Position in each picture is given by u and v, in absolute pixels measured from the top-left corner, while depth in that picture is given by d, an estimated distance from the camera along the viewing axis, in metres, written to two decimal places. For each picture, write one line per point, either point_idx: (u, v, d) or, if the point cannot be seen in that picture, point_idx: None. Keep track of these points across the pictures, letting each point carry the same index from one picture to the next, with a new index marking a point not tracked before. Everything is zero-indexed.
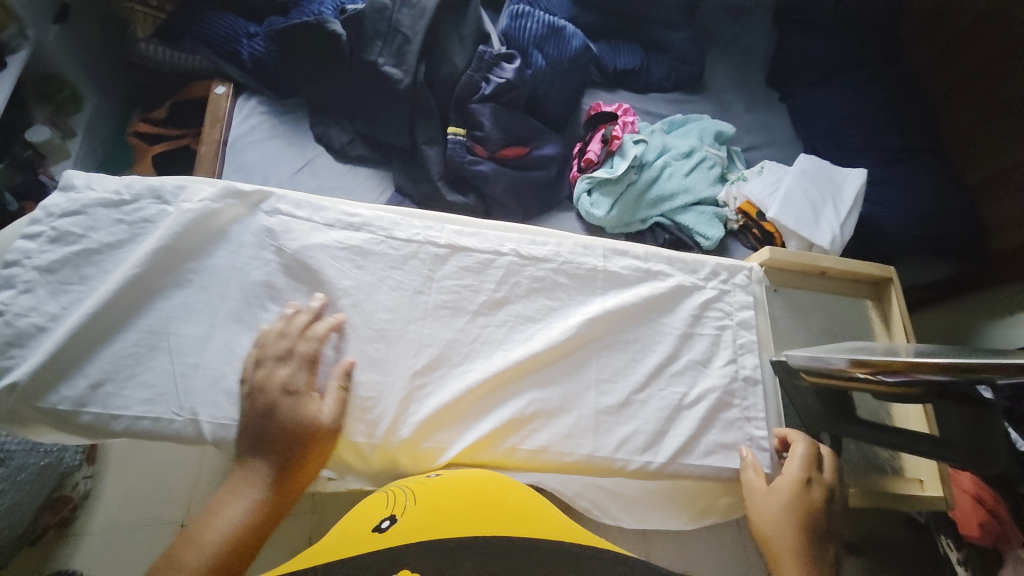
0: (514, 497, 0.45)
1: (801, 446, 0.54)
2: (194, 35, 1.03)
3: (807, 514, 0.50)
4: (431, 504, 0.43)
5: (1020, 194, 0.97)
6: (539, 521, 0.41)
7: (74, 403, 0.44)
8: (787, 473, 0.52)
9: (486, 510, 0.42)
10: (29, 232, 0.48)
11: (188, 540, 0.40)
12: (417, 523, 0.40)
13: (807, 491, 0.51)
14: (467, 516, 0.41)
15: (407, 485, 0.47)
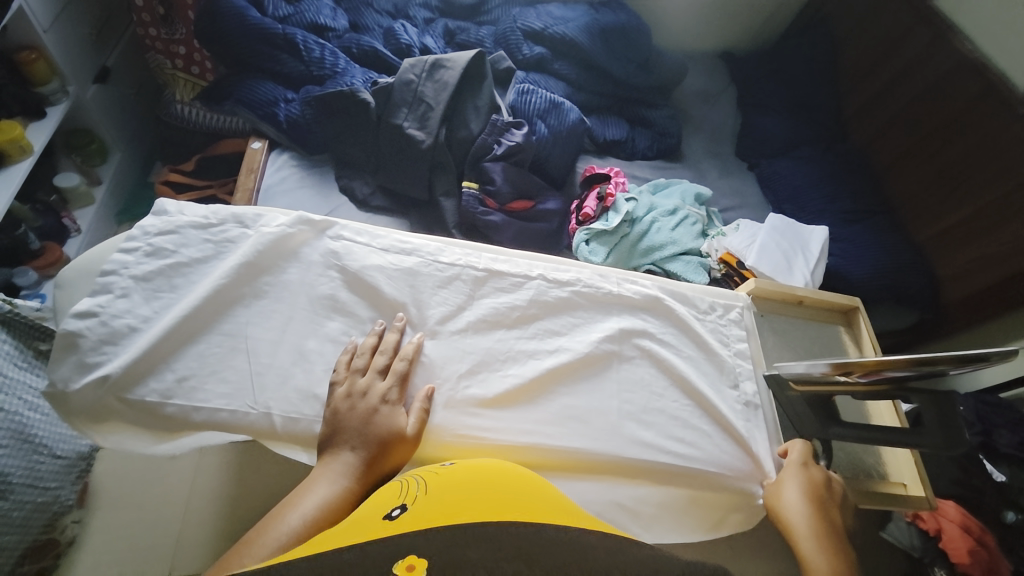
0: (527, 490, 0.43)
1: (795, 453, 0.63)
2: (235, 99, 1.13)
3: (818, 494, 0.59)
4: (442, 496, 0.41)
5: (966, 248, 1.11)
6: (555, 513, 0.39)
7: (160, 395, 0.50)
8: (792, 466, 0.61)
9: (496, 499, 0.40)
10: (127, 247, 0.56)
11: (286, 506, 0.46)
12: (428, 511, 0.38)
13: (815, 490, 0.60)
14: (476, 505, 0.39)
15: (420, 477, 0.46)
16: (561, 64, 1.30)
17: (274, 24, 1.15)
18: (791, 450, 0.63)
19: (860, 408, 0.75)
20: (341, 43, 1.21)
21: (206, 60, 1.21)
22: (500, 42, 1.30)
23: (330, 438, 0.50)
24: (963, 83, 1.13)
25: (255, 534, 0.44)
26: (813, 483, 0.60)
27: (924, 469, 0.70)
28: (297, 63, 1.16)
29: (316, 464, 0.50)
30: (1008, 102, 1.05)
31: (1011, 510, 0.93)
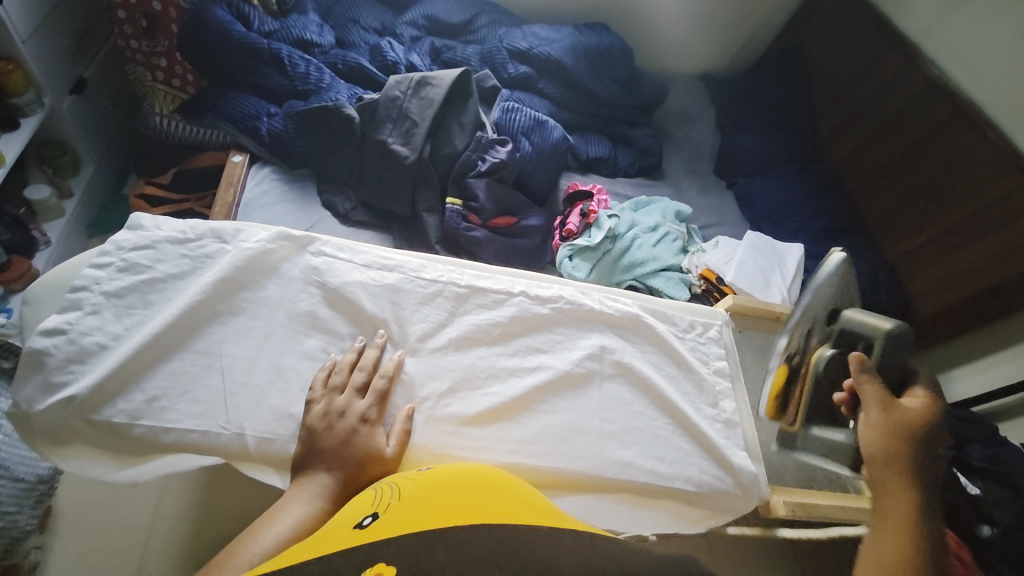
0: (500, 492, 0.43)
1: (872, 389, 0.61)
2: (217, 112, 1.12)
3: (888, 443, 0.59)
4: (413, 502, 0.41)
5: (932, 267, 1.17)
6: (524, 514, 0.39)
7: (129, 416, 0.49)
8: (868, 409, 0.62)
9: (466, 502, 0.40)
10: (100, 262, 0.54)
11: (258, 529, 0.45)
12: (398, 518, 0.38)
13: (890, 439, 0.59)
14: (445, 508, 0.39)
15: (395, 482, 0.46)
16: (546, 83, 1.32)
17: (260, 39, 1.15)
18: (873, 390, 0.61)
19: None
20: (327, 59, 1.22)
21: (188, 73, 1.21)
22: (486, 61, 1.32)
23: (306, 459, 0.49)
24: (930, 106, 1.19)
25: (225, 558, 0.43)
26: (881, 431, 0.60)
27: None
28: (281, 78, 1.16)
29: (290, 485, 0.49)
30: (977, 124, 1.10)
31: (986, 525, 0.95)
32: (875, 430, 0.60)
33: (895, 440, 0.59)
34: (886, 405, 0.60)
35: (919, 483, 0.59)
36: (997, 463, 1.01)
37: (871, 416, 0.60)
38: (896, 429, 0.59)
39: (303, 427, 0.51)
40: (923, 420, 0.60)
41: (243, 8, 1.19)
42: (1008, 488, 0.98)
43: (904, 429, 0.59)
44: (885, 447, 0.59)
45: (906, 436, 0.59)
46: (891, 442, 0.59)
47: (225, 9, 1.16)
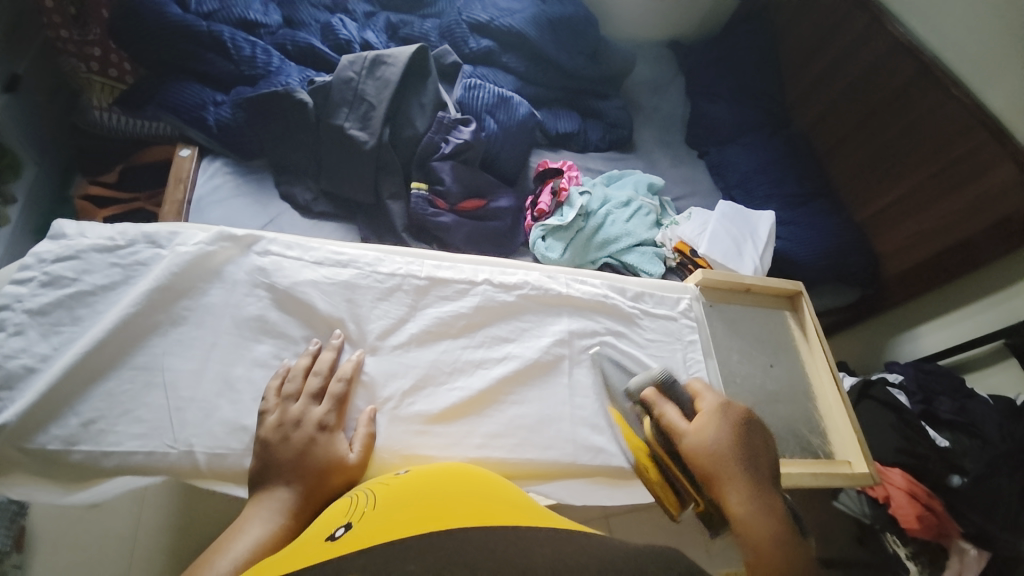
0: (480, 492, 0.41)
1: (668, 417, 0.54)
2: (158, 103, 1.04)
3: (733, 439, 0.52)
4: (388, 508, 0.39)
5: (901, 227, 1.18)
6: (505, 514, 0.36)
7: (64, 442, 0.46)
8: (704, 416, 0.53)
9: (443, 506, 0.38)
10: (20, 277, 0.50)
11: (211, 557, 0.41)
12: (374, 526, 0.36)
13: (732, 433, 0.52)
14: (422, 513, 0.36)
15: (373, 489, 0.44)
16: (509, 57, 1.27)
17: (198, 21, 1.07)
18: (667, 411, 0.54)
19: (806, 389, 0.76)
20: (274, 40, 1.14)
21: (125, 62, 1.11)
22: (445, 36, 1.26)
23: (263, 473, 0.47)
24: (897, 65, 1.17)
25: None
26: (728, 425, 0.53)
27: (866, 445, 0.72)
28: (225, 63, 1.08)
29: (249, 502, 0.46)
30: (941, 81, 1.08)
31: (956, 475, 0.99)
32: (692, 463, 0.51)
33: (709, 459, 0.50)
34: (679, 426, 0.53)
35: (761, 503, 0.48)
36: (965, 414, 1.03)
37: (681, 447, 0.52)
38: (705, 448, 0.51)
39: (257, 443, 0.49)
40: (730, 416, 0.54)
41: None
42: (976, 437, 1.01)
43: (710, 441, 0.51)
44: (704, 473, 0.50)
45: (720, 446, 0.51)
46: (703, 465, 0.50)
47: None
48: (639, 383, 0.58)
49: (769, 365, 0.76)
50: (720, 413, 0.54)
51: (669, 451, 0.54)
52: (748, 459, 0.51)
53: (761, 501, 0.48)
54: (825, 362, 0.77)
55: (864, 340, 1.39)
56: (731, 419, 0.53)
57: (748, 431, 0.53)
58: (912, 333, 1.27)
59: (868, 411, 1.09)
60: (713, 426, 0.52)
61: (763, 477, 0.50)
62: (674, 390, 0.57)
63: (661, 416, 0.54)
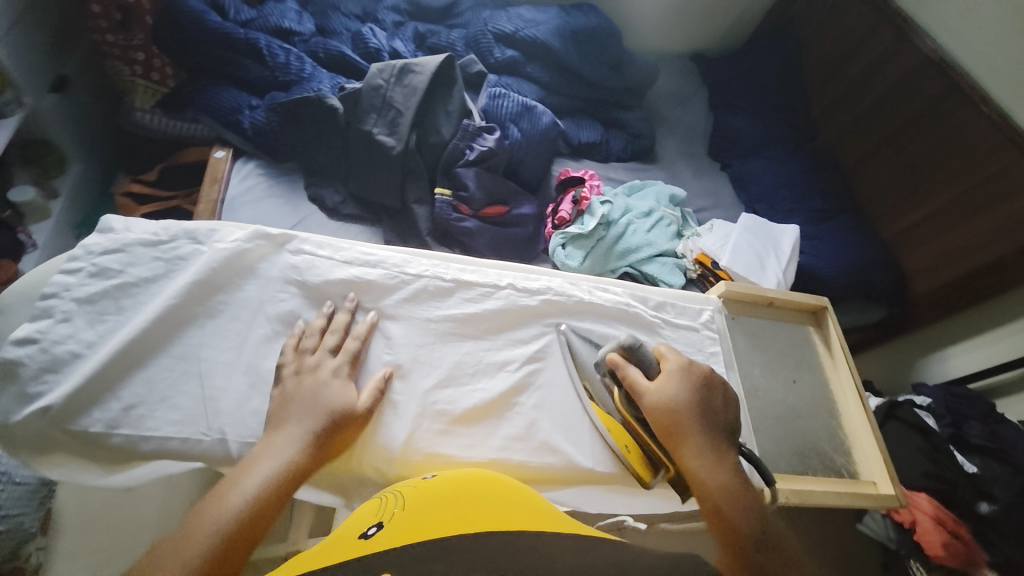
0: (508, 500, 0.42)
1: (631, 378, 0.57)
2: (197, 106, 1.08)
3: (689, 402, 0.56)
4: (418, 509, 0.40)
5: (930, 245, 1.15)
6: (531, 522, 0.37)
7: (106, 425, 0.48)
8: (664, 379, 0.57)
9: (472, 510, 0.38)
10: (69, 267, 0.52)
11: (222, 493, 0.44)
12: (405, 525, 0.37)
13: (692, 391, 0.56)
14: (451, 516, 0.37)
15: (402, 491, 0.45)
16: (534, 67, 1.28)
17: (236, 28, 1.11)
18: (629, 372, 0.57)
19: (830, 406, 0.75)
20: (307, 47, 1.18)
21: (166, 66, 1.17)
22: (471, 45, 1.28)
23: (279, 410, 0.50)
24: (926, 81, 1.15)
25: (185, 527, 0.42)
26: (689, 387, 0.57)
27: (894, 466, 0.70)
28: (261, 69, 1.12)
29: (263, 438, 0.49)
30: (971, 98, 1.07)
31: (985, 502, 0.96)
32: (654, 421, 0.55)
33: (669, 415, 0.55)
34: (643, 387, 0.56)
35: (712, 464, 0.53)
36: (995, 440, 0.99)
37: (643, 408, 0.56)
38: (664, 404, 0.55)
39: (273, 392, 0.51)
40: (690, 373, 0.58)
41: None
42: (1008, 464, 0.96)
43: (668, 398, 0.55)
44: (665, 430, 0.55)
45: (678, 402, 0.55)
46: (662, 422, 0.55)
47: None
48: (606, 351, 0.60)
49: (791, 381, 0.75)
50: (681, 371, 0.58)
51: (635, 415, 0.58)
52: (702, 422, 0.55)
53: (716, 455, 0.54)
54: (850, 381, 0.75)
55: (891, 359, 1.36)
56: (690, 375, 0.58)
57: (706, 391, 0.57)
58: (941, 354, 1.23)
59: (894, 433, 1.06)
60: (673, 385, 0.56)
61: (715, 440, 0.55)
62: (642, 355, 0.58)
63: (624, 378, 0.57)
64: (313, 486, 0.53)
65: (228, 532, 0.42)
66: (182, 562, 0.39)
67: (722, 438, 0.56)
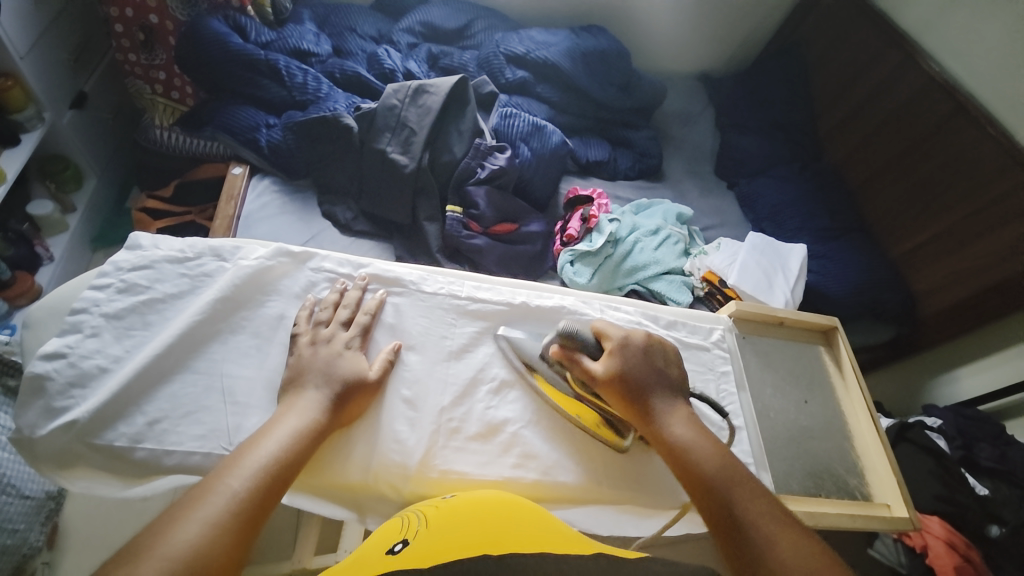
0: (529, 523, 0.42)
1: (581, 358, 0.59)
2: (216, 125, 1.11)
3: (634, 372, 0.58)
4: (442, 528, 0.41)
5: (937, 266, 1.16)
6: (550, 544, 0.38)
7: (130, 439, 0.49)
8: (608, 357, 0.59)
9: (496, 532, 0.39)
10: (98, 284, 0.55)
11: (258, 438, 0.48)
12: (431, 544, 0.38)
13: (634, 362, 0.59)
14: (477, 537, 0.38)
15: (424, 510, 0.46)
16: (543, 87, 1.31)
17: (256, 50, 1.14)
18: (579, 360, 0.59)
19: (842, 427, 0.75)
20: (324, 68, 1.21)
21: (186, 86, 1.18)
22: (483, 66, 1.32)
23: (295, 378, 0.53)
24: (931, 103, 1.17)
25: (228, 464, 0.45)
26: (631, 359, 0.59)
27: (907, 488, 0.69)
28: (279, 88, 1.15)
29: (283, 402, 0.52)
30: (978, 121, 1.08)
31: (995, 524, 0.97)
32: (610, 396, 0.58)
33: (623, 386, 0.57)
34: (593, 369, 0.58)
35: (673, 428, 0.56)
36: (1005, 462, 1.00)
37: (598, 386, 0.58)
38: (615, 379, 0.58)
39: (288, 363, 0.55)
40: (631, 344, 0.60)
41: (240, 19, 1.17)
42: (1016, 487, 0.98)
43: (615, 372, 0.58)
44: (624, 402, 0.57)
45: (627, 375, 0.58)
46: (618, 399, 0.58)
47: (222, 20, 1.14)
48: (547, 343, 0.61)
49: (803, 402, 0.75)
50: (621, 348, 0.59)
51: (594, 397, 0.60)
52: (650, 386, 0.58)
53: (673, 416, 0.57)
54: (862, 402, 0.75)
55: (901, 379, 1.35)
56: (631, 348, 0.59)
57: (648, 356, 0.60)
58: (951, 375, 1.23)
59: (906, 455, 1.05)
60: (619, 360, 0.58)
61: (667, 400, 0.58)
62: (580, 339, 0.59)
63: (572, 364, 0.59)
64: (329, 504, 0.53)
65: (269, 471, 0.46)
66: (230, 492, 0.43)
67: (671, 396, 0.59)
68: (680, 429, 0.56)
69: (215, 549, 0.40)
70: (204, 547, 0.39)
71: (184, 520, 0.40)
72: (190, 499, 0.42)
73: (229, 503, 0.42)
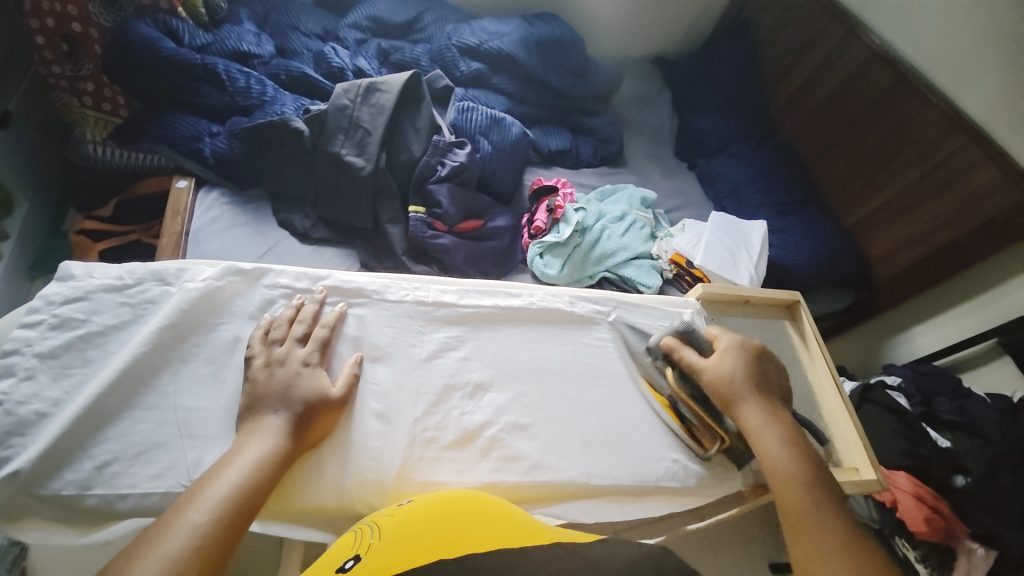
0: (486, 516, 0.42)
1: (687, 356, 0.63)
2: (154, 136, 1.03)
3: (751, 367, 0.62)
4: (395, 537, 0.40)
5: (888, 232, 1.21)
6: (504, 538, 0.38)
7: (79, 486, 0.46)
8: (722, 355, 0.63)
9: (451, 530, 0.39)
10: (28, 321, 0.50)
11: (219, 469, 0.45)
12: (385, 555, 0.37)
13: (748, 360, 0.63)
14: (431, 541, 0.38)
15: (376, 521, 0.45)
16: (499, 79, 1.29)
17: (192, 54, 1.06)
18: (684, 355, 0.63)
19: (810, 398, 0.77)
20: (268, 70, 1.15)
21: (118, 96, 1.11)
22: (436, 60, 1.28)
23: (253, 406, 0.50)
24: (875, 75, 1.21)
25: (188, 499, 0.43)
26: (746, 357, 0.63)
27: (873, 450, 0.72)
28: (220, 94, 1.08)
29: (243, 430, 0.49)
30: (919, 89, 1.12)
31: (960, 475, 1.01)
32: (712, 390, 0.61)
33: (725, 385, 0.61)
34: (699, 365, 0.62)
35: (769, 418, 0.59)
36: (963, 414, 1.06)
37: (702, 382, 0.62)
38: (722, 376, 0.61)
39: (245, 391, 0.52)
40: (743, 348, 0.64)
41: (171, 22, 1.09)
42: (977, 437, 1.03)
43: (726, 371, 0.61)
44: (724, 399, 0.60)
45: (735, 374, 0.61)
46: (719, 388, 0.61)
47: (151, 24, 1.06)
48: (658, 339, 0.65)
49: None
50: (732, 348, 0.63)
51: (691, 392, 0.63)
52: (759, 384, 0.61)
53: (776, 426, 0.58)
54: (826, 370, 0.78)
55: (862, 343, 1.41)
56: (744, 350, 0.63)
57: (761, 363, 0.63)
58: (906, 335, 1.29)
59: (871, 415, 1.11)
60: (729, 359, 0.62)
61: (771, 395, 0.61)
62: (693, 337, 0.64)
63: (681, 361, 0.63)
64: (305, 528, 0.51)
65: (232, 502, 0.43)
66: (191, 527, 0.41)
67: (776, 396, 0.62)
68: (787, 427, 0.58)
69: None
70: None
71: (142, 560, 0.38)
72: (147, 539, 0.40)
73: (191, 538, 0.40)
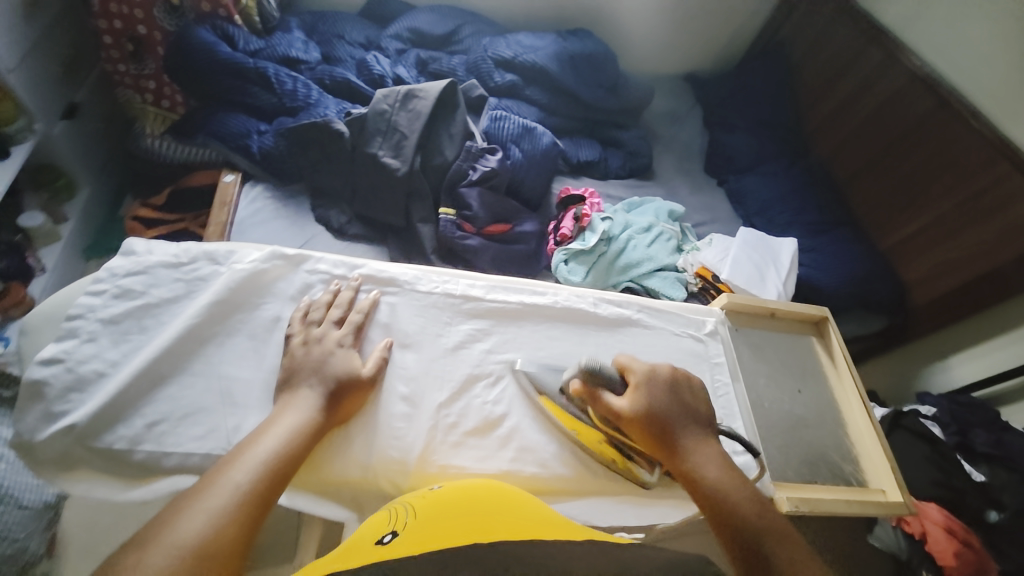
0: (515, 508, 0.43)
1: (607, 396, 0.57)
2: (208, 132, 1.11)
3: (674, 396, 0.59)
4: (429, 518, 0.41)
5: (924, 256, 1.18)
6: (533, 529, 0.39)
7: (129, 442, 0.50)
8: (638, 392, 0.58)
9: (483, 518, 0.40)
10: (94, 290, 0.55)
11: (257, 436, 0.48)
12: (420, 534, 0.39)
13: (668, 389, 0.59)
14: (464, 525, 0.39)
15: (410, 502, 0.47)
16: (532, 90, 1.33)
17: (246, 58, 1.13)
18: (601, 397, 0.57)
19: (836, 416, 0.76)
20: (314, 75, 1.21)
21: (177, 94, 1.19)
22: (473, 70, 1.32)
23: (291, 381, 0.53)
24: (915, 98, 1.20)
25: (229, 460, 0.46)
26: (665, 386, 0.59)
27: (901, 474, 0.70)
28: (269, 95, 1.15)
29: (280, 402, 0.52)
30: (962, 114, 1.10)
31: (993, 510, 0.99)
32: (634, 431, 0.57)
33: (650, 422, 0.56)
34: (617, 406, 0.57)
35: (700, 454, 0.56)
36: (1001, 447, 1.01)
37: (623, 424, 0.57)
38: (645, 413, 0.56)
39: (283, 367, 0.55)
40: (656, 378, 0.59)
41: (228, 29, 1.17)
42: (1015, 472, 0.99)
43: (646, 408, 0.56)
44: (651, 438, 0.56)
45: (656, 407, 0.57)
46: (643, 429, 0.56)
47: (210, 29, 1.14)
48: (568, 376, 0.59)
49: (796, 391, 0.76)
50: (647, 380, 0.59)
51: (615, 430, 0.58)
52: (685, 413, 0.58)
53: (709, 458, 0.55)
54: (853, 389, 0.76)
55: (893, 369, 1.37)
56: (661, 378, 0.59)
57: (680, 390, 0.60)
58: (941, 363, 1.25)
59: (901, 443, 1.07)
60: (645, 395, 0.58)
61: (697, 424, 0.58)
62: (605, 375, 0.58)
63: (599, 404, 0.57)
64: (332, 503, 0.53)
65: (270, 466, 0.46)
66: (233, 485, 0.43)
67: (704, 424, 0.58)
68: (718, 458, 0.55)
69: (222, 539, 0.40)
70: (210, 536, 0.40)
71: (189, 511, 0.41)
72: (193, 493, 0.43)
73: (233, 495, 0.43)
